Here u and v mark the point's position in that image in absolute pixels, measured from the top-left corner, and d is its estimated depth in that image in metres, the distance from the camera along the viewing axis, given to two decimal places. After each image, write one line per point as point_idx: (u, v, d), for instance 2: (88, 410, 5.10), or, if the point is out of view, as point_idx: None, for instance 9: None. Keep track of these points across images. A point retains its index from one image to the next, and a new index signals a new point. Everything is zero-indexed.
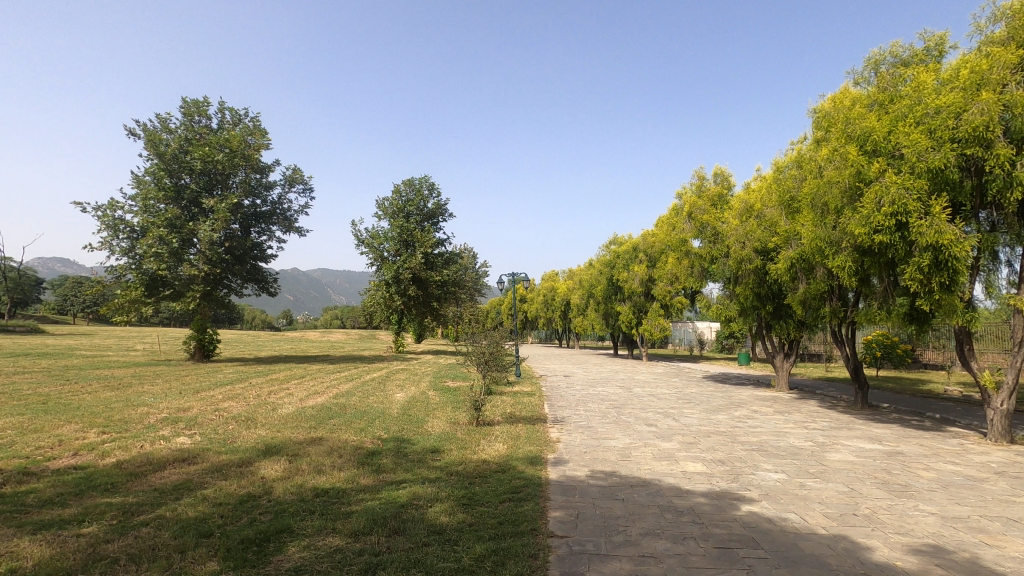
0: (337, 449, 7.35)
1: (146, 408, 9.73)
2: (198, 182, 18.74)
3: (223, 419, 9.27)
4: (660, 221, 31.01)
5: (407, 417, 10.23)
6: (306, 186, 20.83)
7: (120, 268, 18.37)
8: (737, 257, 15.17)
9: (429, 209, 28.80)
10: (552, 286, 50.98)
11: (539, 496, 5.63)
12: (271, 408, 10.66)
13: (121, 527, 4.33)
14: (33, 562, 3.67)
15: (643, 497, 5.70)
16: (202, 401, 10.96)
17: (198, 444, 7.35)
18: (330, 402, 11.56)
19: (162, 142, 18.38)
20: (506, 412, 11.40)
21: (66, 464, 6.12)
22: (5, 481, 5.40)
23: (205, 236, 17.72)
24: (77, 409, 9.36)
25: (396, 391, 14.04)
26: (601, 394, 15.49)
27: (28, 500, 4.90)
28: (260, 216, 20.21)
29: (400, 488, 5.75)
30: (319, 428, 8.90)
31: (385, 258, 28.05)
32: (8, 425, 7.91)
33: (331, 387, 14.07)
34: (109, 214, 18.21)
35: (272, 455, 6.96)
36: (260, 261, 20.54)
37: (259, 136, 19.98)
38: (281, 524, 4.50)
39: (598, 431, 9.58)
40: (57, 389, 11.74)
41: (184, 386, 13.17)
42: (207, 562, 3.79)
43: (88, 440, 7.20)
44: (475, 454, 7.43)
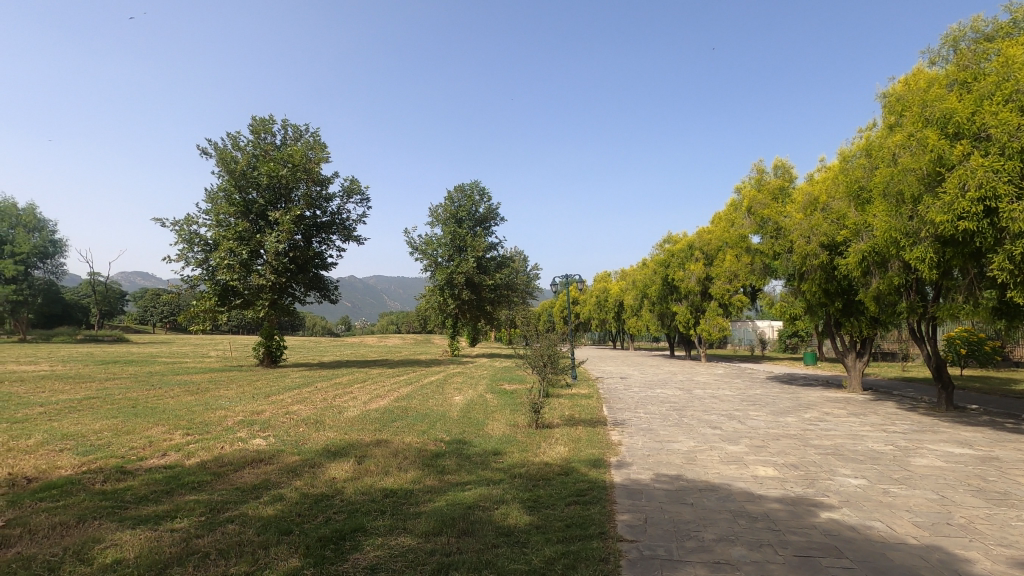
0: (402, 451, 7.54)
1: (223, 412, 10.30)
2: (265, 196, 19.69)
3: (295, 422, 9.67)
4: (717, 218, 30.08)
5: (467, 419, 10.35)
6: (363, 196, 21.44)
7: (195, 279, 19.43)
8: (802, 252, 14.47)
9: (481, 214, 29.13)
10: (604, 287, 50.51)
11: (605, 499, 5.55)
12: (337, 410, 11.14)
13: (209, 523, 4.60)
14: (135, 554, 3.95)
15: (713, 502, 5.53)
16: (273, 404, 11.49)
17: (274, 446, 7.73)
18: (392, 406, 11.83)
19: (232, 159, 19.36)
20: (565, 414, 11.33)
21: (156, 463, 6.55)
22: (104, 479, 5.83)
23: (272, 247, 18.66)
24: (164, 412, 10.04)
25: (454, 394, 14.17)
26: (661, 396, 15.12)
27: (126, 497, 5.28)
28: (321, 226, 21.01)
29: (465, 490, 5.81)
30: (383, 431, 9.12)
31: (438, 264, 28.53)
32: (105, 428, 8.55)
33: (392, 391, 14.46)
34: (185, 229, 19.39)
35: (341, 456, 7.23)
36: (321, 270, 21.31)
37: (319, 150, 20.78)
38: (354, 523, 4.65)
39: (659, 434, 9.35)
40: (145, 394, 12.57)
41: (256, 390, 13.81)
42: (290, 558, 3.95)
43: (176, 441, 7.72)
44: (537, 456, 7.43)
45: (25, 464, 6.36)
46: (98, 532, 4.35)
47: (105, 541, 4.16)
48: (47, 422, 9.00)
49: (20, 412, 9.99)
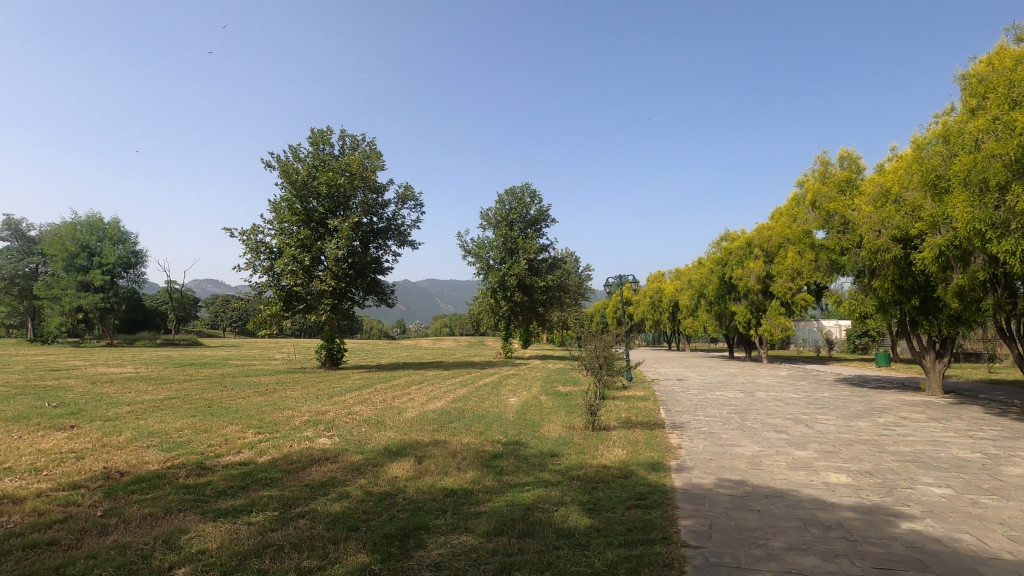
0: (460, 452, 7.66)
1: (291, 412, 10.81)
2: (324, 205, 20.47)
3: (357, 422, 10.02)
4: (777, 213, 28.88)
5: (522, 421, 10.40)
6: (417, 202, 21.92)
7: (262, 286, 20.34)
8: (872, 247, 13.66)
9: (532, 216, 29.18)
10: (659, 287, 49.51)
11: (666, 503, 5.44)
12: (397, 411, 11.44)
13: (282, 518, 4.83)
14: (216, 545, 4.20)
15: (781, 509, 5.31)
16: (336, 405, 11.93)
17: (338, 445, 8.02)
18: (449, 407, 12.04)
19: (293, 171, 20.24)
20: (621, 417, 11.17)
21: (231, 460, 6.94)
22: (186, 474, 6.23)
23: (332, 253, 19.38)
24: (236, 412, 10.64)
25: (509, 396, 14.24)
26: (721, 398, 14.67)
27: (207, 491, 5.63)
28: (377, 232, 21.65)
29: (524, 491, 5.84)
30: (441, 431, 9.30)
31: (491, 267, 28.77)
32: (187, 426, 9.14)
33: (448, 392, 14.69)
34: (252, 238, 20.39)
35: (402, 456, 7.42)
36: (378, 275, 21.93)
37: (375, 158, 21.44)
38: (417, 521, 4.76)
39: (721, 438, 9.07)
40: (219, 395, 13.32)
41: (320, 391, 14.37)
42: (359, 553, 4.10)
43: (248, 439, 8.14)
44: (594, 459, 7.38)
45: (118, 459, 6.88)
46: (184, 523, 4.66)
47: (188, 532, 4.45)
48: (134, 420, 9.72)
49: (111, 410, 10.84)
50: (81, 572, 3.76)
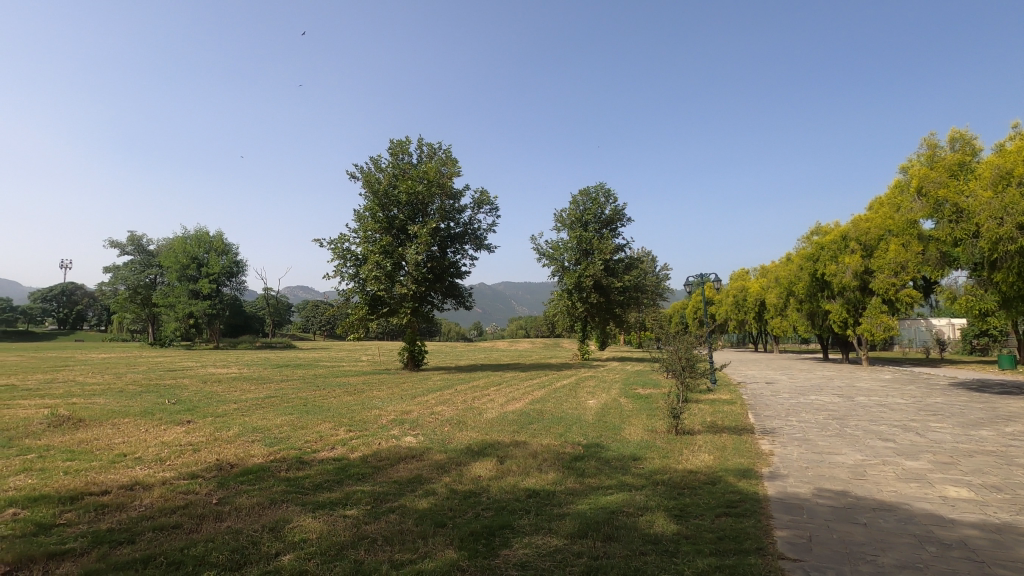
0: (541, 453, 7.67)
1: (378, 411, 11.28)
2: (404, 212, 21.26)
3: (440, 422, 10.30)
4: (877, 203, 26.69)
5: (603, 424, 10.24)
6: (493, 206, 22.22)
7: (349, 291, 21.42)
8: (992, 236, 12.31)
9: (607, 216, 28.76)
10: (743, 286, 47.17)
11: (759, 513, 5.16)
12: (477, 412, 11.65)
13: (374, 512, 5.07)
14: (316, 535, 4.47)
15: (890, 523, 4.89)
16: (419, 405, 12.33)
17: (423, 444, 8.30)
18: (527, 408, 12.12)
19: (375, 180, 21.20)
20: (706, 421, 10.74)
21: (326, 455, 7.37)
22: (287, 467, 6.69)
23: (412, 259, 20.09)
24: (329, 410, 11.26)
25: (588, 398, 14.11)
26: (816, 403, 13.73)
27: (306, 484, 6.01)
28: (455, 237, 22.21)
29: (606, 494, 5.75)
30: (522, 432, 9.36)
31: (566, 268, 28.61)
32: (285, 423, 9.79)
33: (526, 393, 14.78)
34: (339, 246, 21.54)
35: (484, 456, 7.55)
36: (456, 279, 22.46)
37: (451, 165, 21.99)
38: (501, 521, 4.82)
39: (818, 445, 8.49)
40: (313, 394, 14.18)
41: (404, 391, 14.93)
42: (447, 549, 4.21)
43: (340, 436, 8.60)
44: (679, 464, 7.15)
45: (228, 452, 7.50)
46: (287, 513, 5.00)
47: (291, 522, 4.76)
48: (240, 417, 10.56)
49: (221, 407, 11.82)
50: (201, 554, 4.13)
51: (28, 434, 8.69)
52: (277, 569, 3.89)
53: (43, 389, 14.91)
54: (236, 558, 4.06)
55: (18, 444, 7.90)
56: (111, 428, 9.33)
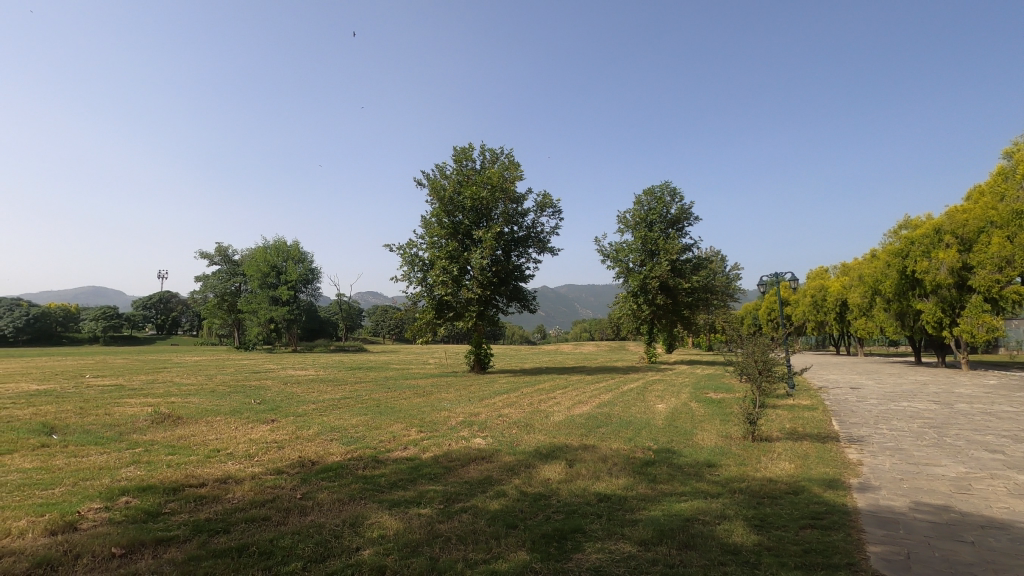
0: (611, 457, 7.56)
1: (447, 413, 11.53)
2: (469, 217, 21.62)
3: (508, 424, 10.39)
4: (977, 192, 24.42)
5: (674, 428, 9.98)
6: (556, 209, 22.16)
7: (417, 296, 22.01)
8: None
9: (673, 215, 27.98)
10: (822, 285, 44.53)
11: (849, 526, 4.84)
12: (544, 414, 11.65)
13: (447, 512, 5.18)
14: (393, 532, 4.63)
15: (1004, 543, 4.44)
16: (487, 407, 12.48)
17: (491, 445, 8.39)
18: (595, 412, 11.97)
19: (441, 187, 21.71)
20: (785, 427, 10.20)
21: (399, 455, 7.60)
22: (364, 466, 6.97)
23: (477, 263, 20.41)
24: (401, 411, 11.63)
25: (657, 402, 13.75)
26: (909, 410, 12.73)
27: (381, 482, 6.22)
28: (518, 240, 22.35)
29: (680, 501, 5.59)
30: (590, 436, 9.28)
31: (631, 270, 28.08)
32: (361, 423, 10.22)
33: (593, 397, 14.60)
34: (407, 252, 22.19)
35: (552, 459, 7.52)
36: (520, 282, 22.59)
37: (514, 169, 22.17)
38: (573, 524, 4.79)
39: (914, 456, 7.85)
40: (385, 396, 14.69)
41: (472, 394, 15.19)
42: (519, 551, 4.23)
43: (412, 437, 8.85)
44: (758, 472, 6.83)
45: (309, 450, 7.91)
46: (365, 510, 5.20)
47: (369, 518, 4.94)
48: (320, 417, 11.12)
49: (301, 407, 12.47)
50: (289, 545, 4.37)
51: (135, 430, 9.52)
52: (359, 562, 4.05)
53: (147, 389, 16.28)
54: (321, 551, 4.26)
55: (127, 439, 8.67)
56: (205, 425, 10.07)
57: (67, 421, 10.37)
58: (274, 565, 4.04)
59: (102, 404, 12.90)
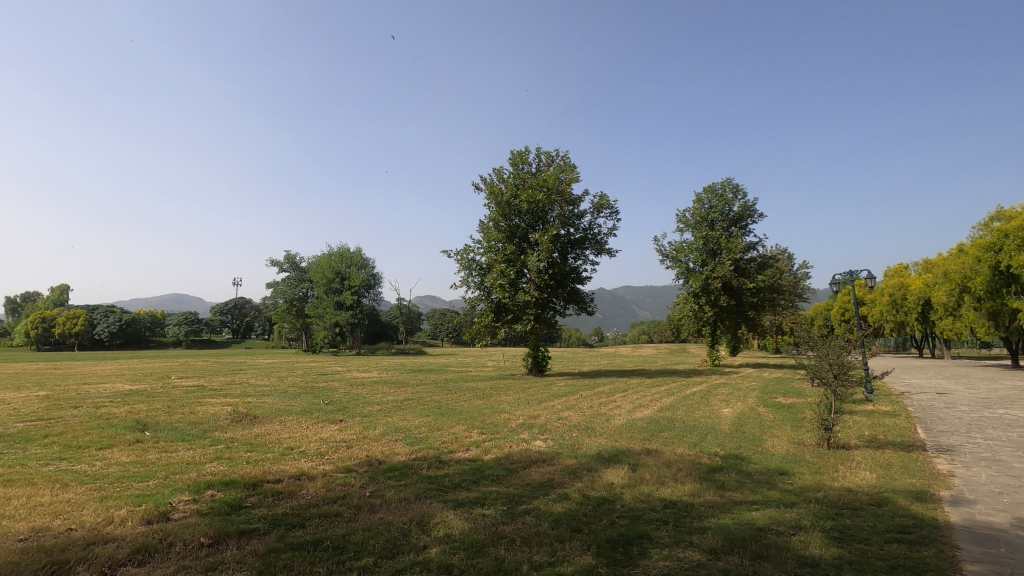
0: (675, 463, 7.37)
1: (507, 415, 11.61)
2: (525, 221, 21.69)
3: (568, 427, 10.34)
4: None
5: (742, 434, 9.60)
6: (613, 210, 21.87)
7: (475, 299, 22.26)
8: None
9: (736, 213, 26.98)
10: (901, 283, 41.71)
11: (941, 542, 4.50)
12: (605, 418, 11.51)
13: (511, 513, 5.21)
14: (459, 531, 4.71)
15: None
16: (546, 410, 12.46)
17: (553, 448, 8.38)
18: (656, 416, 11.69)
19: (498, 191, 21.91)
20: (865, 435, 9.60)
21: (462, 456, 7.73)
22: (428, 466, 7.13)
23: (534, 266, 20.45)
24: (462, 413, 11.82)
25: (722, 406, 13.29)
26: (1007, 418, 11.68)
27: (445, 482, 6.35)
28: (575, 242, 22.21)
29: (752, 510, 5.37)
30: (652, 440, 9.09)
31: (691, 270, 27.34)
32: (424, 424, 10.46)
33: (655, 401, 14.29)
34: (465, 257, 22.51)
35: (614, 463, 7.42)
36: (577, 285, 22.47)
37: (570, 171, 22.08)
38: (638, 530, 4.71)
39: (1015, 468, 7.19)
40: (446, 398, 14.97)
41: (531, 396, 15.21)
42: (584, 555, 4.20)
43: (474, 439, 8.96)
44: (835, 481, 6.47)
45: (376, 449, 8.18)
46: (430, 509, 5.32)
47: (435, 517, 5.05)
48: (384, 418, 11.47)
49: (367, 409, 12.90)
50: (360, 541, 4.53)
51: (217, 428, 10.17)
52: (427, 560, 4.14)
53: (226, 390, 17.34)
54: (390, 548, 4.40)
55: (210, 436, 9.26)
56: (279, 424, 10.60)
57: (157, 419, 11.22)
58: (346, 559, 4.20)
59: (187, 403, 13.83)
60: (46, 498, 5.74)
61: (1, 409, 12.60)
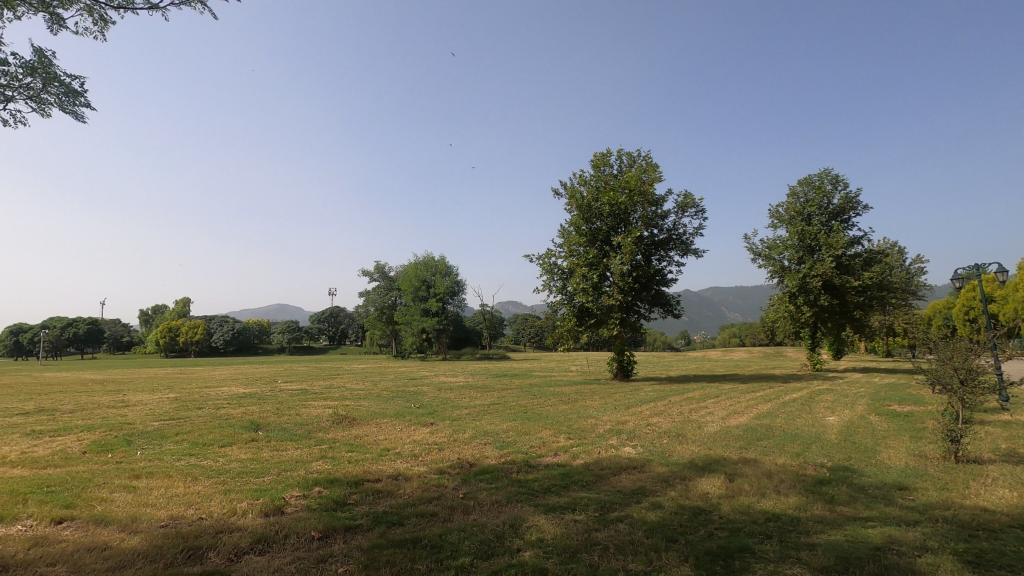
0: (778, 473, 6.94)
1: (594, 420, 11.47)
2: (607, 223, 21.40)
3: (658, 433, 10.06)
4: None
5: (852, 444, 8.88)
6: (699, 209, 21.06)
7: (557, 304, 22.24)
8: None
9: (836, 205, 25.06)
10: None
11: None
12: (697, 424, 11.10)
13: (603, 520, 5.15)
14: (551, 536, 4.73)
15: None
16: (634, 415, 12.21)
17: (643, 455, 8.20)
18: (753, 423, 11.09)
19: (579, 195, 21.81)
20: (1001, 448, 8.53)
21: (551, 461, 7.75)
22: (518, 470, 7.21)
23: (617, 269, 20.11)
24: (548, 418, 11.84)
25: (828, 414, 12.34)
26: None
27: (535, 486, 6.39)
28: (659, 243, 21.60)
29: (867, 527, 4.96)
30: (750, 449, 8.63)
31: (787, 269, 25.67)
32: (512, 428, 10.60)
33: (750, 407, 13.59)
34: (547, 261, 22.56)
35: (709, 472, 7.12)
36: (663, 286, 21.85)
37: (652, 171, 21.54)
38: (739, 543, 4.49)
39: None
40: (531, 402, 15.08)
41: (617, 401, 14.96)
42: (682, 566, 4.08)
43: (561, 443, 8.95)
44: (967, 499, 5.81)
45: (467, 452, 8.40)
46: (522, 512, 5.38)
47: (527, 521, 5.10)
48: (472, 421, 11.74)
49: (456, 412, 13.27)
50: (456, 541, 4.66)
51: (320, 428, 10.90)
52: (521, 563, 4.19)
53: (325, 393, 18.52)
54: (485, 549, 4.49)
55: (315, 437, 9.95)
56: (375, 427, 11.16)
57: (268, 420, 12.21)
58: (444, 558, 4.34)
59: (293, 406, 14.93)
60: (180, 489, 6.42)
61: (140, 408, 14.26)
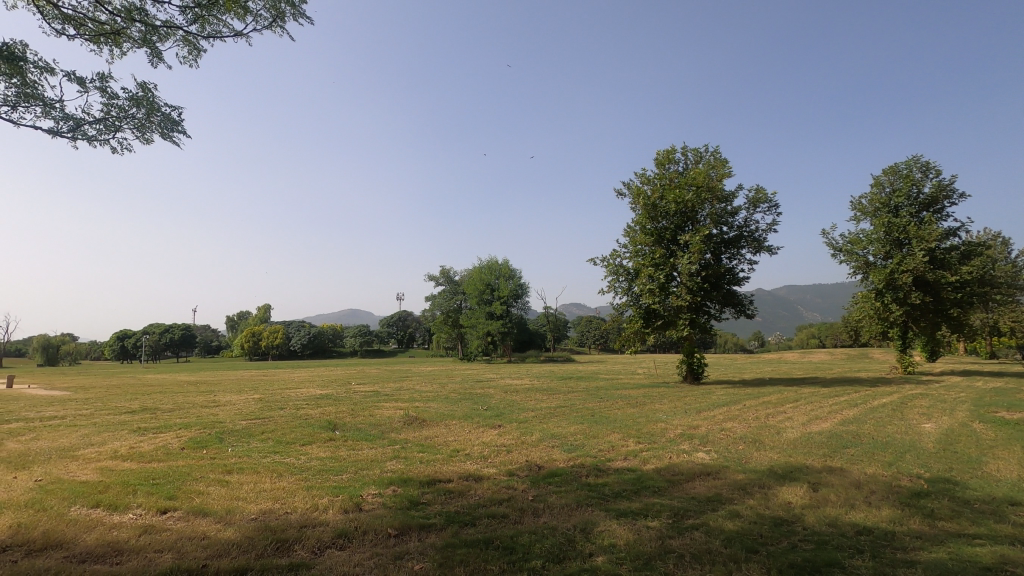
0: (867, 484, 6.48)
1: (664, 424, 11.18)
2: (673, 222, 20.85)
3: (733, 439, 9.66)
4: None
5: (953, 454, 8.14)
6: (771, 204, 20.10)
7: (623, 305, 21.89)
8: None
9: (927, 194, 23.13)
10: None
11: None
12: (774, 430, 10.57)
13: (678, 527, 5.02)
14: (624, 542, 4.65)
15: None
16: (706, 420, 11.79)
17: (717, 461, 7.91)
18: (837, 430, 10.43)
19: (644, 194, 21.37)
20: None
21: (620, 465, 7.63)
22: (587, 473, 7.15)
23: (685, 268, 19.54)
24: (617, 421, 11.65)
25: (923, 421, 11.37)
26: None
27: (606, 491, 6.31)
28: (729, 241, 20.79)
29: (973, 544, 4.54)
30: (835, 456, 8.11)
31: (872, 264, 23.98)
32: (579, 431, 10.52)
33: (834, 412, 12.79)
34: (612, 262, 22.28)
35: (790, 480, 6.76)
36: (734, 286, 21.00)
37: (721, 166, 20.82)
38: (827, 556, 4.24)
39: None
40: (598, 405, 14.92)
41: (688, 405, 14.51)
42: None
43: (631, 448, 8.78)
44: None
45: (535, 455, 8.40)
46: (594, 517, 5.33)
47: (599, 525, 5.05)
48: (539, 424, 11.75)
49: (523, 415, 13.33)
50: (528, 543, 4.69)
51: (393, 429, 11.26)
52: (595, 568, 4.16)
53: (396, 395, 19.12)
54: (557, 552, 4.49)
55: (388, 437, 10.30)
56: (444, 428, 11.40)
57: (344, 420, 12.76)
58: (517, 560, 4.38)
59: (367, 406, 15.53)
60: (267, 484, 6.83)
61: (230, 408, 15.32)
